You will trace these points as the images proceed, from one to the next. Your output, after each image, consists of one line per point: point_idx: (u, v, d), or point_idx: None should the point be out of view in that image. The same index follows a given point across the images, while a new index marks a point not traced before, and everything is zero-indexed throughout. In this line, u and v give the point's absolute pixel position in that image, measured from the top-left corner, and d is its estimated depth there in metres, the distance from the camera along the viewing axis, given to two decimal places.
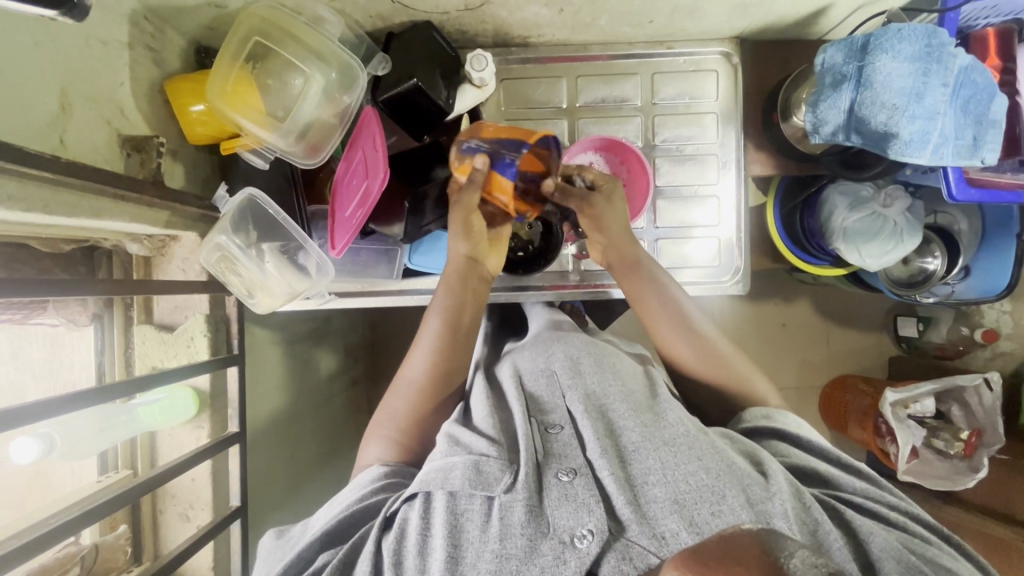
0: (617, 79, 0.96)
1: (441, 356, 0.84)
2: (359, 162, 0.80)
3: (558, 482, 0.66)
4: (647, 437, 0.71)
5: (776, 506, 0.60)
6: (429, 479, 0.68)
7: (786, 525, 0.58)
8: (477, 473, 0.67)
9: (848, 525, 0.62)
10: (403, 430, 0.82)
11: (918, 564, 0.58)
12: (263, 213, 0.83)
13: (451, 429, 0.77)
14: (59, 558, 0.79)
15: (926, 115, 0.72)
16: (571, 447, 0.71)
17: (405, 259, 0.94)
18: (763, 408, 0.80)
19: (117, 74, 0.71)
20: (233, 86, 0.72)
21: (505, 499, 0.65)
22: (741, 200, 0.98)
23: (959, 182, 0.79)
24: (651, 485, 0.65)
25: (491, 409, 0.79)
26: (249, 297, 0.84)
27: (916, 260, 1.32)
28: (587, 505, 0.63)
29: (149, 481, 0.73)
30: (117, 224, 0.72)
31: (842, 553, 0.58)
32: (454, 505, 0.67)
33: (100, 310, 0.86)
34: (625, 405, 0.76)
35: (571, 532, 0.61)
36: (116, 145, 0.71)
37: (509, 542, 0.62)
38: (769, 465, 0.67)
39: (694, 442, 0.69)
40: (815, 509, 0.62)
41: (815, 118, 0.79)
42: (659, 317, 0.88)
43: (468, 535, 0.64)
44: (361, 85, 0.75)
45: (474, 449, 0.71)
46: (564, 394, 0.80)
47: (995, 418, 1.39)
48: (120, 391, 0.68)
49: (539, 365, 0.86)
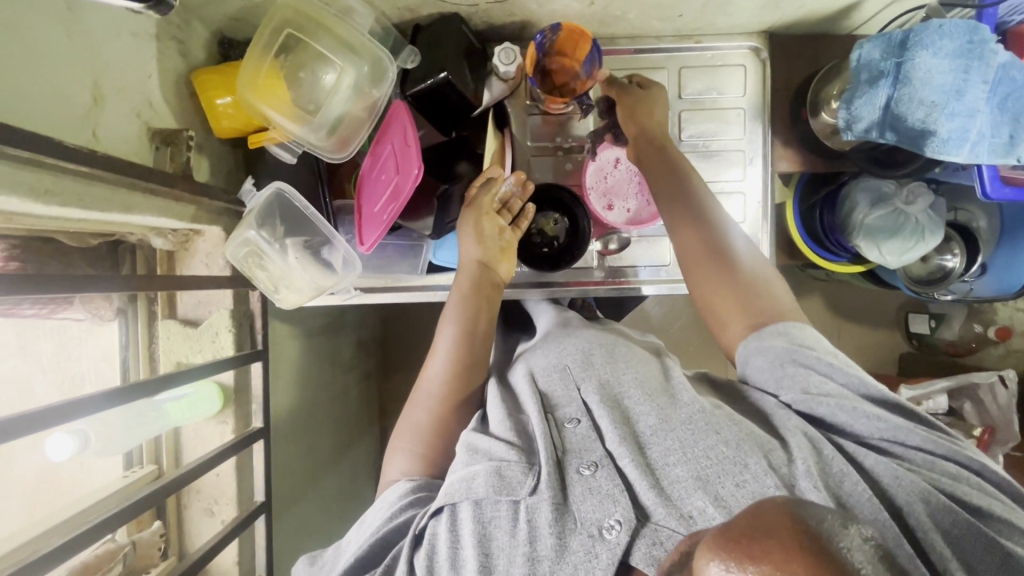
0: (644, 73, 0.95)
1: (459, 365, 0.83)
2: (388, 156, 0.80)
3: (581, 476, 0.65)
4: (663, 421, 0.69)
5: (799, 467, 0.60)
6: (453, 491, 0.67)
7: (813, 487, 0.58)
8: (500, 478, 0.66)
9: (868, 472, 0.60)
10: (426, 441, 0.79)
11: (947, 504, 0.55)
12: (289, 207, 0.81)
13: (468, 437, 0.74)
14: (100, 554, 0.77)
15: (965, 113, 0.72)
16: (589, 439, 0.70)
17: (429, 255, 0.94)
18: (782, 325, 0.71)
19: (145, 66, 0.70)
20: (265, 79, 0.71)
21: (531, 500, 0.64)
22: (766, 197, 0.97)
23: (993, 180, 0.79)
24: (672, 466, 0.64)
25: (507, 413, 0.77)
26: (275, 293, 0.83)
27: (936, 257, 1.31)
28: (612, 497, 0.62)
29: (179, 476, 0.73)
30: (147, 219, 0.71)
31: (870, 507, 0.56)
32: (480, 513, 0.65)
33: (124, 305, 0.85)
34: (640, 392, 0.74)
35: (598, 524, 0.61)
36: (145, 139, 0.70)
37: (539, 544, 0.61)
38: (787, 427, 0.65)
39: (712, 419, 0.67)
40: (835, 461, 0.60)
41: (849, 114, 0.79)
42: (682, 219, 0.80)
43: (498, 542, 0.63)
44: (391, 78, 0.73)
45: (494, 455, 0.69)
46: (578, 386, 0.77)
47: (1010, 413, 1.41)
48: (154, 387, 0.68)
49: (552, 361, 0.83)
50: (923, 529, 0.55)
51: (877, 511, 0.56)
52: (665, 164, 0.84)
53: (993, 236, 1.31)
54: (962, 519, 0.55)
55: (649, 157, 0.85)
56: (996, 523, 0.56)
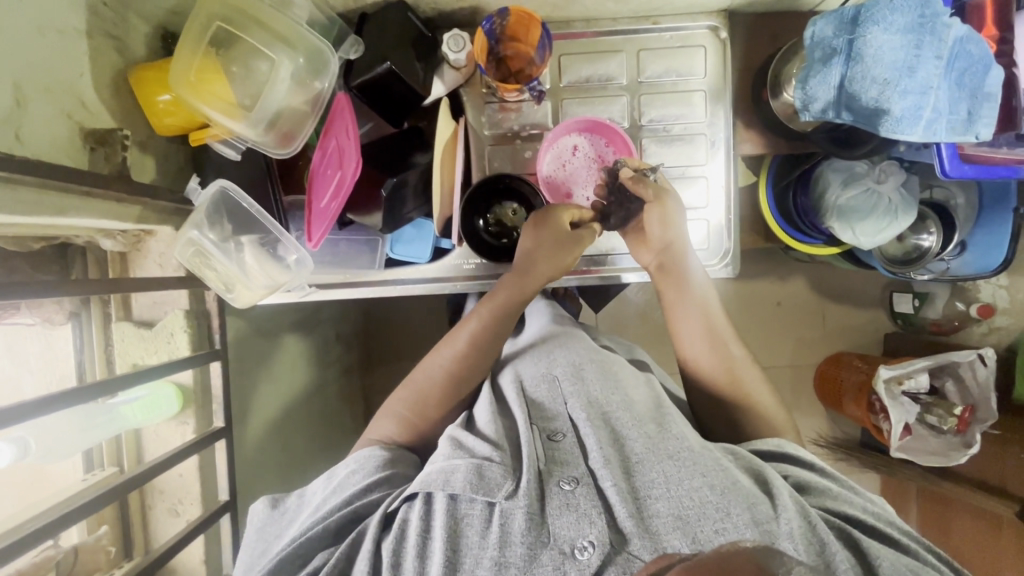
0: (602, 57, 0.93)
1: (471, 354, 0.86)
2: (333, 150, 0.78)
3: (560, 490, 0.66)
4: (651, 449, 0.70)
5: (782, 527, 0.60)
6: (430, 480, 0.69)
7: (791, 546, 0.59)
8: (480, 478, 0.68)
9: (856, 546, 0.62)
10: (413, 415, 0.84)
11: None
12: (238, 206, 0.81)
13: (454, 433, 0.77)
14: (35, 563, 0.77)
15: (918, 91, 0.70)
16: (573, 455, 0.71)
17: (387, 249, 0.92)
18: (778, 440, 0.77)
19: (76, 65, 0.68)
20: (197, 73, 0.69)
21: (506, 506, 0.65)
22: (730, 181, 0.95)
23: (953, 158, 0.77)
24: (654, 499, 0.65)
25: (495, 415, 0.80)
26: (228, 291, 0.83)
27: (912, 237, 1.29)
28: (589, 517, 0.63)
29: (137, 477, 0.74)
30: (85, 222, 0.70)
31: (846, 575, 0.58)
32: (455, 509, 0.67)
33: (76, 308, 0.84)
34: (628, 415, 0.76)
35: (571, 543, 0.61)
36: (77, 139, 0.68)
37: (508, 550, 0.62)
38: (776, 484, 0.66)
39: (698, 458, 0.68)
40: (823, 530, 0.61)
41: (804, 95, 0.76)
42: (688, 316, 0.89)
43: (467, 540, 0.64)
44: (333, 70, 0.73)
45: (477, 453, 0.72)
46: (566, 401, 0.79)
47: (988, 392, 1.39)
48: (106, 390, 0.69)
49: (542, 370, 0.86)
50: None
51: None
52: (671, 271, 0.89)
53: (971, 215, 1.29)
54: None
55: (670, 269, 0.89)
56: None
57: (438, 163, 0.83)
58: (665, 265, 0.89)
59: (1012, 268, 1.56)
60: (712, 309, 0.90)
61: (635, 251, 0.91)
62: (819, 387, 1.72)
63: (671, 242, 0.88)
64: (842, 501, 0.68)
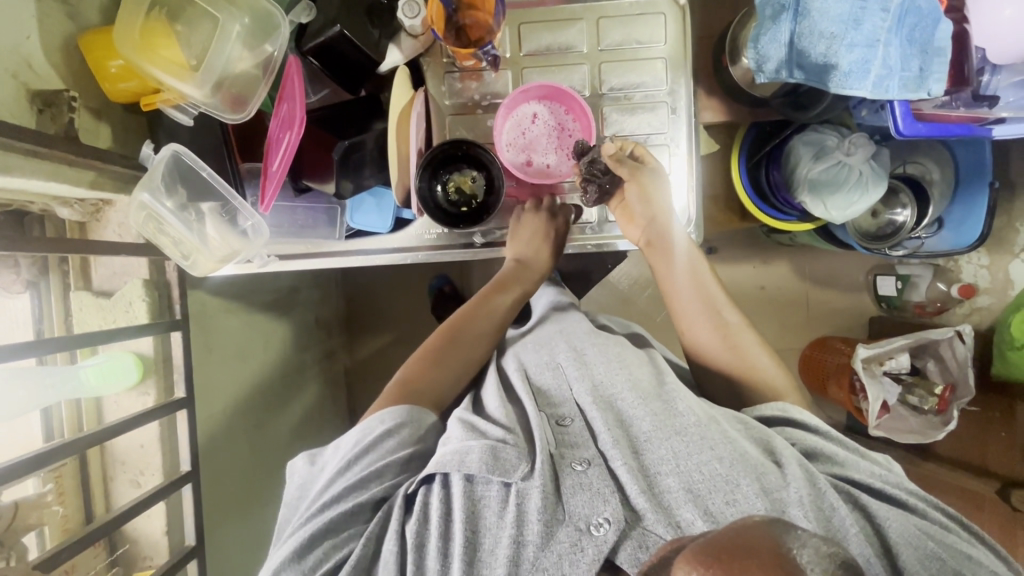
0: (561, 25, 0.93)
1: (461, 340, 0.90)
2: (284, 114, 0.78)
3: (573, 471, 0.66)
4: (658, 426, 0.70)
5: (791, 494, 0.61)
6: (445, 461, 0.68)
7: (800, 514, 0.59)
8: (494, 458, 0.67)
9: (864, 509, 0.62)
10: (425, 360, 0.87)
11: (936, 551, 0.58)
12: (192, 172, 0.80)
13: (463, 416, 0.76)
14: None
15: (865, 44, 0.70)
16: (583, 437, 0.71)
17: (347, 218, 0.93)
18: (780, 403, 0.77)
19: (23, 26, 0.69)
20: (142, 36, 0.69)
21: (523, 485, 0.65)
22: (692, 150, 0.95)
23: (906, 117, 0.76)
24: (665, 475, 0.65)
25: (504, 401, 0.80)
26: (185, 259, 0.82)
27: (886, 212, 1.29)
28: (603, 495, 0.63)
29: (87, 437, 0.74)
30: (32, 183, 0.70)
31: (857, 540, 0.59)
32: (471, 491, 0.66)
33: (35, 277, 0.85)
34: (633, 394, 0.75)
35: (587, 519, 0.61)
36: (24, 100, 0.68)
37: (525, 529, 0.61)
38: (783, 452, 0.66)
39: (706, 432, 0.68)
40: (830, 496, 0.61)
41: (758, 55, 0.75)
42: (690, 293, 0.89)
43: (486, 521, 0.64)
44: (282, 32, 0.74)
45: (490, 435, 0.71)
46: (571, 386, 0.79)
47: (967, 371, 1.38)
48: (62, 345, 0.72)
49: (544, 357, 0.86)
50: (909, 567, 0.57)
51: (865, 545, 0.58)
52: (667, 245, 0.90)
53: (948, 191, 1.28)
54: (943, 567, 0.57)
55: (658, 245, 0.89)
56: (983, 570, 0.58)
57: (396, 131, 0.83)
58: (651, 241, 0.89)
59: (994, 247, 1.55)
60: (709, 281, 0.90)
61: (623, 228, 0.91)
62: (803, 371, 1.71)
63: (657, 215, 0.89)
64: (850, 466, 0.68)
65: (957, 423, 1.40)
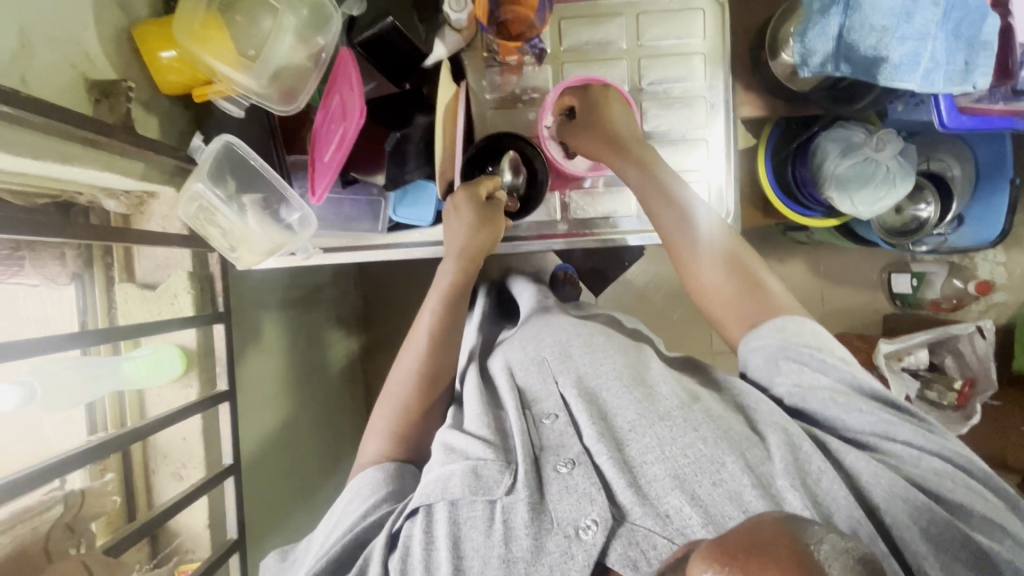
0: (601, 21, 0.94)
1: (426, 399, 0.84)
2: (335, 106, 0.79)
3: (557, 474, 0.66)
4: (642, 415, 0.70)
5: (776, 465, 0.62)
6: (428, 492, 0.67)
7: (787, 487, 0.60)
8: (477, 478, 0.67)
9: (849, 472, 0.63)
10: (398, 422, 0.82)
11: (926, 502, 0.57)
12: (242, 161, 0.81)
13: (444, 436, 0.76)
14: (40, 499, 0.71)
15: (916, 37, 0.71)
16: (567, 435, 0.71)
17: (390, 211, 0.92)
18: (783, 321, 0.73)
19: (81, 16, 0.69)
20: (202, 27, 0.70)
21: (507, 500, 0.65)
22: (730, 144, 0.95)
23: (951, 110, 0.78)
24: (649, 464, 0.65)
25: (484, 408, 0.78)
26: (231, 251, 0.82)
27: (910, 206, 1.28)
28: (589, 496, 0.63)
29: (136, 430, 0.72)
30: (89, 174, 0.70)
31: (847, 508, 0.59)
32: (456, 514, 0.65)
33: (79, 269, 0.85)
34: (618, 383, 0.75)
35: (575, 524, 0.61)
36: (82, 90, 0.68)
37: (514, 545, 0.62)
38: (766, 425, 0.68)
39: (689, 415, 0.69)
40: (813, 457, 0.63)
41: (803, 48, 0.77)
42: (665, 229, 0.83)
43: (472, 542, 0.63)
44: (335, 26, 0.74)
45: (471, 454, 0.70)
46: (556, 380, 0.79)
47: (989, 365, 1.39)
48: (100, 338, 0.67)
49: (529, 354, 0.85)
50: (899, 526, 0.57)
51: (854, 509, 0.59)
52: (674, 200, 0.83)
53: (968, 186, 1.30)
54: (937, 518, 0.57)
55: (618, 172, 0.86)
56: (980, 520, 0.58)
57: (440, 122, 0.85)
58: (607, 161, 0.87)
59: (1009, 243, 1.57)
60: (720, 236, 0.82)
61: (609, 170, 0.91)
62: None
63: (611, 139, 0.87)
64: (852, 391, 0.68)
65: (979, 415, 1.39)
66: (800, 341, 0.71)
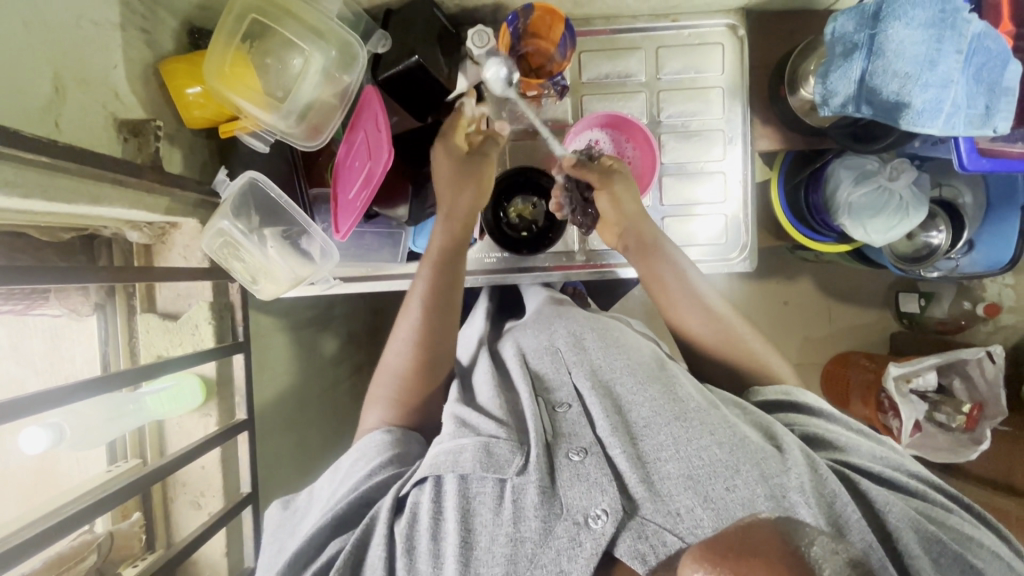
0: (621, 54, 0.94)
1: (421, 368, 0.81)
2: (360, 143, 0.83)
3: (570, 461, 0.64)
4: (657, 412, 0.68)
5: (792, 479, 0.58)
6: (438, 462, 0.65)
7: (803, 501, 0.56)
8: (488, 455, 0.64)
9: (864, 497, 0.60)
10: (401, 392, 0.80)
11: (936, 534, 0.57)
12: (264, 197, 0.82)
13: (457, 410, 0.73)
14: (73, 548, 0.77)
15: (939, 84, 0.71)
16: (580, 425, 0.68)
17: (409, 243, 0.96)
18: (785, 386, 0.78)
19: (110, 56, 0.69)
20: (231, 67, 0.74)
21: (518, 481, 0.63)
22: (747, 176, 0.96)
23: (971, 152, 0.78)
24: (664, 461, 0.62)
25: (499, 390, 0.76)
26: (254, 284, 0.84)
27: (922, 234, 1.24)
28: (599, 485, 0.60)
29: (162, 468, 0.72)
30: (117, 212, 0.71)
31: (861, 527, 0.56)
32: (466, 488, 0.64)
33: (102, 300, 0.85)
34: (633, 378, 0.73)
35: (585, 512, 0.59)
36: (112, 129, 0.69)
37: (523, 525, 0.59)
38: (784, 438, 0.65)
39: (705, 417, 0.66)
40: (831, 479, 0.59)
41: (825, 89, 0.80)
42: (673, 293, 0.86)
43: (481, 518, 0.61)
44: (360, 63, 0.77)
45: (483, 430, 0.68)
46: (570, 370, 0.77)
47: (998, 390, 1.33)
48: (129, 378, 0.66)
49: (543, 342, 0.83)
50: (911, 553, 0.55)
51: (867, 532, 0.55)
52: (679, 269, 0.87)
53: (979, 213, 1.22)
54: (943, 548, 0.56)
55: (635, 246, 0.87)
56: (982, 551, 0.57)
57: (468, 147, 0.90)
58: (628, 244, 0.88)
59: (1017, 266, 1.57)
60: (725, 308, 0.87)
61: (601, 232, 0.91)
62: (827, 390, 1.64)
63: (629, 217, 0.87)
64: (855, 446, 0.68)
65: (990, 441, 1.34)
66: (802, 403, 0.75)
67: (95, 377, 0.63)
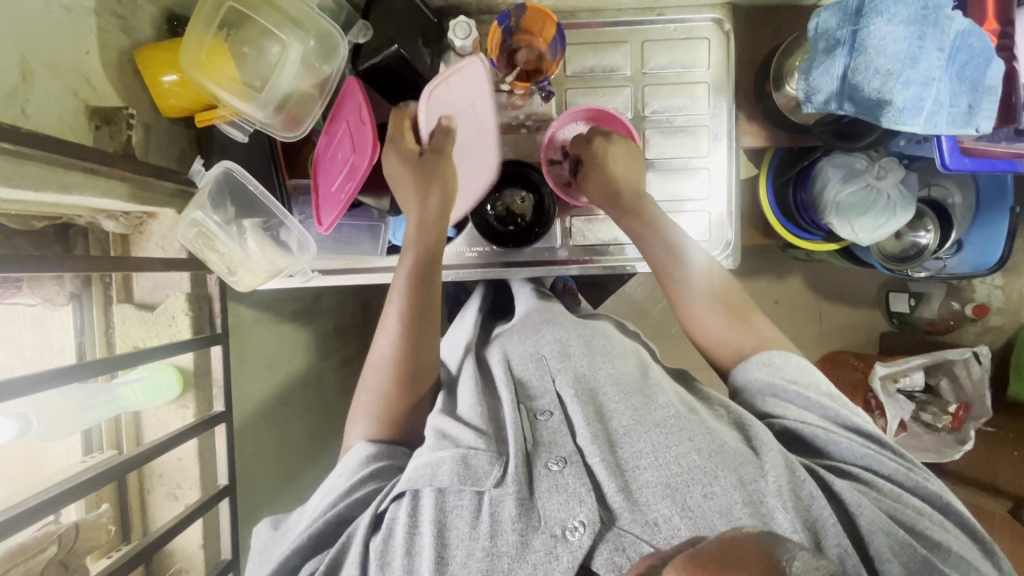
0: (606, 48, 0.93)
1: (412, 384, 0.78)
2: (341, 133, 0.83)
3: (548, 472, 0.63)
4: (637, 421, 0.67)
5: (769, 484, 0.58)
6: (416, 476, 0.64)
7: (779, 506, 0.56)
8: (465, 468, 0.64)
9: (838, 497, 0.60)
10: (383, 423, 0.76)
11: (909, 539, 0.56)
12: (241, 187, 0.82)
13: (437, 422, 0.72)
14: (33, 539, 0.75)
15: (921, 82, 0.71)
16: (560, 434, 0.67)
17: (389, 237, 0.94)
18: (766, 354, 0.76)
19: (83, 42, 0.68)
20: (208, 55, 0.73)
21: (495, 493, 0.62)
22: (732, 173, 0.95)
23: (953, 151, 0.78)
24: (642, 469, 0.62)
25: (479, 397, 0.75)
26: (230, 275, 0.83)
27: (910, 233, 1.23)
28: (578, 496, 0.59)
29: (133, 458, 0.72)
30: (89, 200, 0.70)
31: (835, 531, 0.56)
32: (442, 502, 0.62)
33: (77, 290, 0.84)
34: (615, 388, 0.72)
35: (562, 524, 0.58)
36: (83, 117, 0.68)
37: (500, 539, 0.58)
38: (761, 440, 0.64)
39: (685, 423, 0.66)
40: (807, 483, 0.59)
41: (808, 86, 0.79)
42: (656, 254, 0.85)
43: (457, 532, 0.60)
44: (340, 54, 0.77)
45: (463, 443, 0.67)
46: (554, 378, 0.76)
47: (983, 390, 1.33)
48: (102, 367, 0.66)
49: (529, 349, 0.82)
50: (883, 557, 0.55)
51: (843, 537, 0.55)
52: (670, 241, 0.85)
53: (968, 215, 1.22)
54: (916, 554, 0.55)
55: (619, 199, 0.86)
56: (953, 557, 0.57)
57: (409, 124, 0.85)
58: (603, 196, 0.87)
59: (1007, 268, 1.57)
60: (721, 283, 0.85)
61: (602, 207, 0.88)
62: None
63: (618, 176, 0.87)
64: (832, 439, 0.66)
65: (974, 441, 1.34)
66: (788, 377, 0.73)
67: (69, 364, 0.62)
